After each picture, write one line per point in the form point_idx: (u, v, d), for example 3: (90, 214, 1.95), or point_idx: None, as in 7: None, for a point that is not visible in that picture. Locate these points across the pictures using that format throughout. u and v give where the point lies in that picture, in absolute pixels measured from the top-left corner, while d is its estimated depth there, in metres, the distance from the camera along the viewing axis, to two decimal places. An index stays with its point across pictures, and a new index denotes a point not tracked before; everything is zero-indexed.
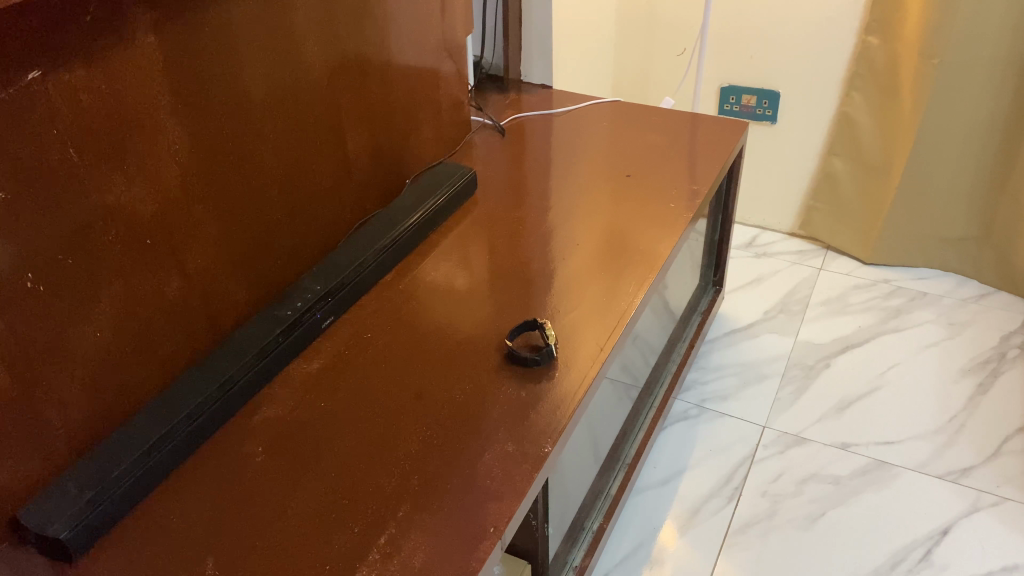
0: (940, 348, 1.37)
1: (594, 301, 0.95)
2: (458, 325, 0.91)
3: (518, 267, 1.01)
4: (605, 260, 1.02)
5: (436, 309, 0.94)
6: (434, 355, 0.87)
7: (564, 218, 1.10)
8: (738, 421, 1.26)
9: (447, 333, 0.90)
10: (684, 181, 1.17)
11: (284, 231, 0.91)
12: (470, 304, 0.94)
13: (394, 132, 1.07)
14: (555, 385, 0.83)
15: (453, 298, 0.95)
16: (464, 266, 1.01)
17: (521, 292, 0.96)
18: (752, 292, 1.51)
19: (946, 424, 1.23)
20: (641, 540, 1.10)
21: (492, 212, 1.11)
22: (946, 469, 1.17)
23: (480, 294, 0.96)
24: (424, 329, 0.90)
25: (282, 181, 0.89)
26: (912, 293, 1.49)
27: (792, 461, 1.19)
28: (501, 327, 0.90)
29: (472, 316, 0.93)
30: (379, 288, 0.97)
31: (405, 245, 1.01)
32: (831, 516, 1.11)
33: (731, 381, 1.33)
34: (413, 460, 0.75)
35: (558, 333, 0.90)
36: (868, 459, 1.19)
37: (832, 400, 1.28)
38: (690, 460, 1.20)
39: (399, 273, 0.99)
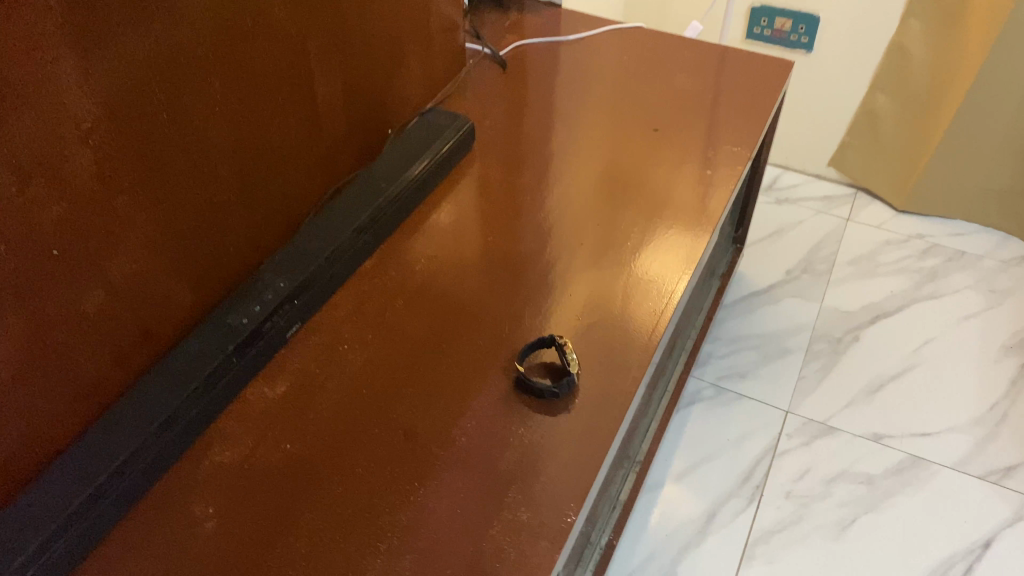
0: (979, 321, 1.23)
1: (618, 300, 0.79)
2: (456, 333, 0.75)
3: (526, 252, 0.83)
4: (631, 243, 0.85)
5: (429, 309, 0.77)
6: (427, 377, 0.70)
7: (580, 186, 0.92)
8: (758, 404, 1.13)
9: (443, 345, 0.73)
10: (720, 139, 0.99)
11: (237, 213, 0.73)
12: (469, 303, 0.78)
13: (374, 74, 0.87)
14: (579, 421, 0.67)
15: (448, 296, 0.78)
16: (462, 252, 0.84)
17: (531, 289, 0.79)
18: (772, 246, 1.35)
19: (986, 414, 1.11)
20: (652, 548, 0.98)
21: (492, 177, 0.93)
22: (987, 468, 1.05)
23: (480, 291, 0.79)
24: (415, 338, 0.74)
25: (234, 152, 0.71)
26: (948, 252, 1.34)
27: (818, 455, 1.07)
28: (509, 338, 0.74)
29: (472, 320, 0.76)
30: (358, 280, 0.80)
31: (388, 222, 0.84)
32: (862, 524, 1.00)
33: (751, 355, 1.19)
34: (402, 531, 0.60)
35: (579, 347, 0.74)
36: (903, 454, 1.07)
37: (862, 382, 1.15)
38: (707, 452, 1.07)
39: (383, 258, 0.82)
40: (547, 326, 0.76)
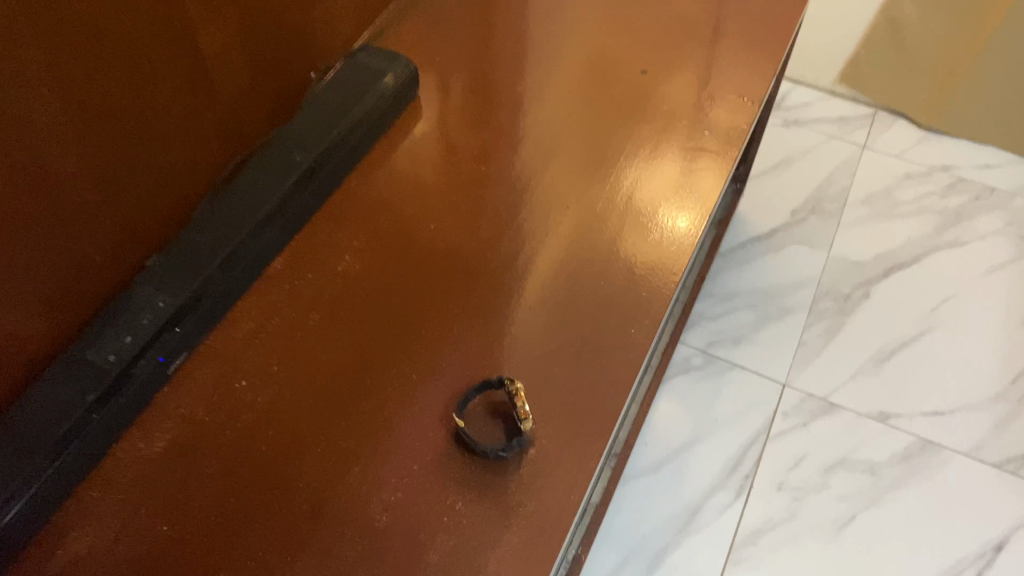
0: (1007, 273, 1.08)
1: (586, 311, 0.63)
2: (384, 360, 0.60)
3: (477, 241, 0.67)
4: (610, 230, 0.69)
5: (353, 324, 0.62)
6: (344, 429, 0.57)
7: (550, 147, 0.74)
8: (752, 376, 1.00)
9: (367, 378, 0.59)
10: (725, 78, 0.80)
11: (99, 216, 0.56)
12: (403, 316, 0.63)
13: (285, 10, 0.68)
14: (534, 493, 0.54)
15: (377, 306, 0.63)
16: (398, 239, 0.68)
17: (480, 294, 0.64)
18: (778, 179, 1.19)
19: (1008, 389, 0.99)
20: (627, 553, 0.88)
21: (439, 135, 0.76)
22: (1005, 455, 0.94)
23: (418, 297, 0.64)
24: (331, 368, 0.60)
25: (87, 141, 0.53)
26: (976, 188, 1.17)
27: (818, 438, 0.95)
28: (449, 366, 0.60)
29: (405, 339, 0.61)
30: (266, 285, 0.64)
31: (303, 202, 0.67)
32: (862, 521, 0.89)
33: (747, 316, 1.05)
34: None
35: (537, 386, 0.59)
36: (912, 437, 0.95)
37: (870, 350, 1.02)
38: (692, 434, 0.95)
39: (298, 252, 0.66)
40: (498, 351, 0.61)
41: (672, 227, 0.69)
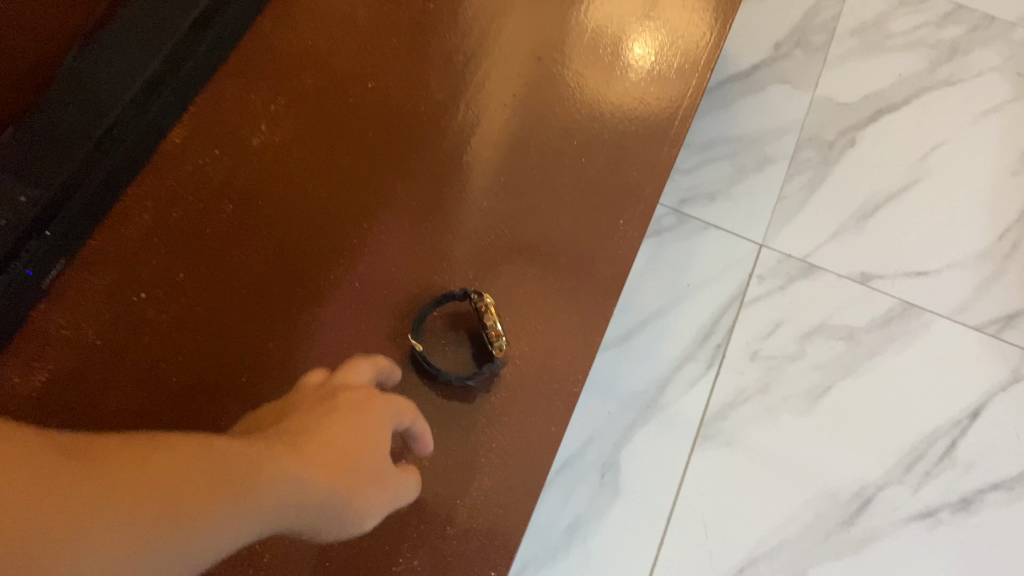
0: (1003, 115, 0.99)
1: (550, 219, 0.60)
2: (302, 271, 0.56)
3: (406, 128, 0.62)
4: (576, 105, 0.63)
5: (264, 229, 0.57)
6: (262, 354, 0.54)
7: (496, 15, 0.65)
8: (727, 236, 0.92)
9: (285, 295, 0.56)
10: None
11: None
12: (321, 217, 0.58)
13: None
14: (507, 432, 0.54)
15: (291, 206, 0.58)
16: (308, 122, 0.61)
17: (408, 193, 0.60)
18: (759, 6, 1.04)
19: (994, 246, 0.92)
20: (592, 432, 0.84)
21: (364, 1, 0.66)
22: (987, 317, 0.89)
23: (339, 197, 0.59)
24: (243, 282, 0.56)
25: None
26: (976, 16, 1.05)
27: (796, 302, 0.89)
28: (375, 279, 0.57)
29: (324, 248, 0.58)
30: (156, 175, 0.57)
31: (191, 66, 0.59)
32: (837, 391, 0.85)
33: (723, 169, 0.95)
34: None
35: (502, 301, 0.57)
36: (893, 300, 0.89)
37: (852, 206, 0.94)
38: (661, 302, 0.89)
39: (193, 136, 0.59)
40: (438, 251, 0.58)
41: (623, 50, 0.65)
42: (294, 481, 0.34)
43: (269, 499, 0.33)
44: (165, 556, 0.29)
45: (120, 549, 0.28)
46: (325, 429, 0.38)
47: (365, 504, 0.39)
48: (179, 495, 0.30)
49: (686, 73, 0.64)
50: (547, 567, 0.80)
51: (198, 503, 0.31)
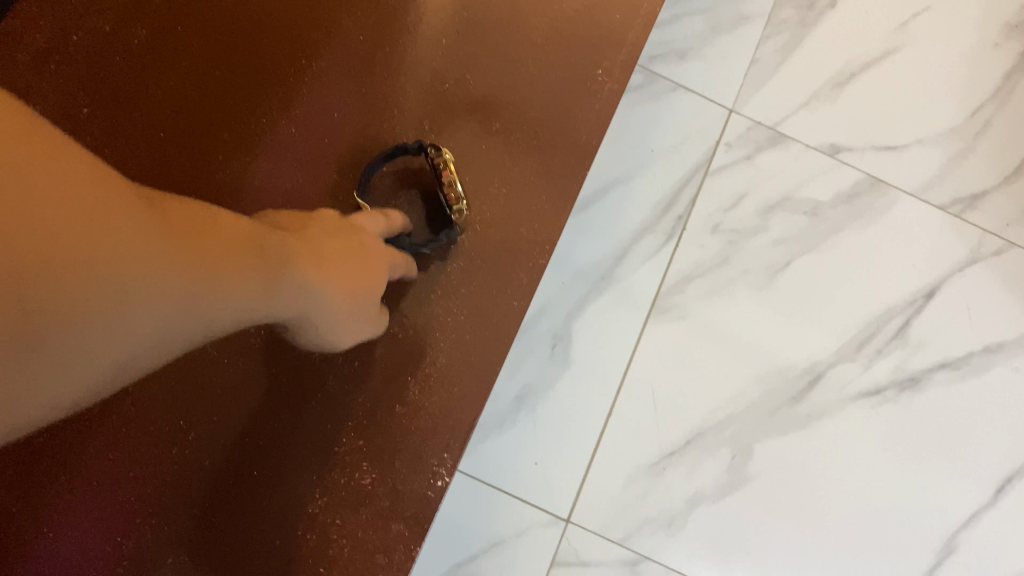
0: None
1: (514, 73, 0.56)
2: (227, 107, 0.52)
3: None
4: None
5: (184, 56, 0.52)
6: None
7: None
8: (695, 99, 0.86)
9: (211, 135, 0.51)
10: None
11: None
12: (249, 44, 0.53)
13: None
14: (462, 305, 0.54)
15: (214, 33, 0.52)
16: None
17: (354, 24, 0.55)
18: None
19: (966, 122, 0.89)
20: (544, 302, 0.81)
21: None
22: (952, 196, 0.87)
23: (272, 23, 0.53)
24: (158, 120, 0.50)
25: None
26: None
27: (761, 174, 0.85)
28: (320, 122, 0.53)
29: (251, 85, 0.52)
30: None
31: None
32: (796, 267, 0.83)
33: (697, 24, 0.88)
34: (195, 470, 0.49)
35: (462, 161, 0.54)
36: (860, 175, 0.86)
37: (827, 73, 0.88)
38: (622, 169, 0.84)
39: None
40: (381, 99, 0.54)
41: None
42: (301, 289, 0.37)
43: (283, 298, 0.36)
44: (223, 310, 0.32)
45: (177, 303, 0.30)
46: (344, 253, 0.41)
47: (349, 328, 0.43)
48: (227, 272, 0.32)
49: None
50: (492, 438, 0.79)
51: (243, 282, 0.33)
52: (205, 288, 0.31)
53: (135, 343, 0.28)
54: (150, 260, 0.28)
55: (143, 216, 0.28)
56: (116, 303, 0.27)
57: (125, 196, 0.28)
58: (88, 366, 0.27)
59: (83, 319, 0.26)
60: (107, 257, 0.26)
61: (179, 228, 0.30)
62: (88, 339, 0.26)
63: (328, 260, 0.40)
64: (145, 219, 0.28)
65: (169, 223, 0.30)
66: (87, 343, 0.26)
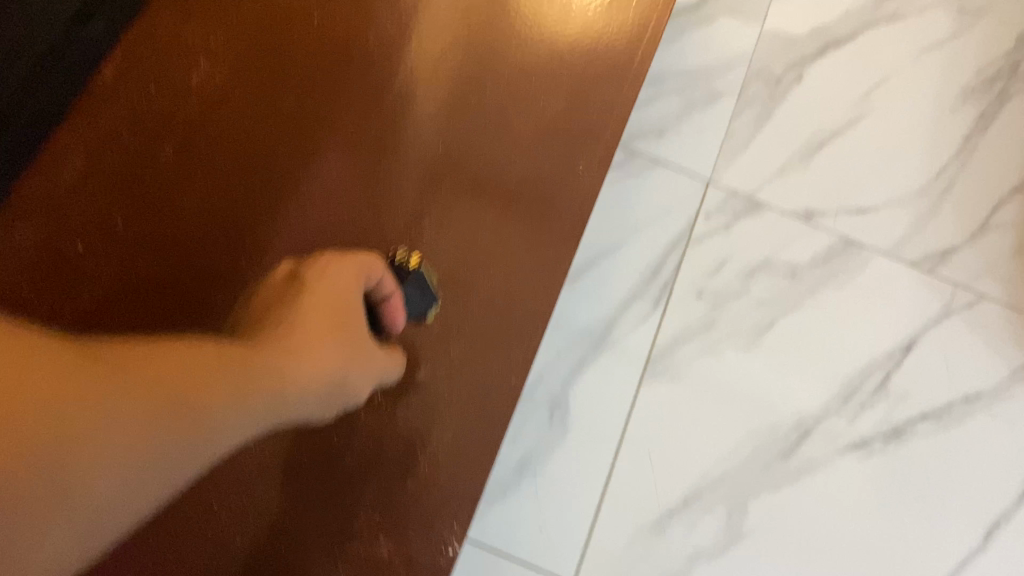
0: (944, 53, 1.00)
1: (514, 171, 0.59)
2: (246, 210, 0.55)
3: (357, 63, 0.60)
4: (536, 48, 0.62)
5: (205, 166, 0.56)
6: (206, 306, 0.53)
7: None
8: (674, 173, 0.91)
9: (232, 237, 0.55)
10: None
11: None
12: (265, 151, 0.57)
13: None
14: (465, 381, 0.55)
15: (231, 144, 0.56)
16: (249, 54, 0.59)
17: (360, 129, 0.58)
18: None
19: (932, 183, 0.94)
20: (540, 371, 0.84)
21: None
22: (922, 253, 0.91)
23: (281, 131, 0.57)
24: (181, 228, 0.54)
25: None
26: None
27: (739, 241, 0.90)
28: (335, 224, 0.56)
29: (264, 187, 0.56)
30: (87, 117, 0.55)
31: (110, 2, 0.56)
32: (779, 327, 0.87)
33: (672, 102, 0.94)
34: (223, 549, 0.51)
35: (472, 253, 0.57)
36: (834, 237, 0.91)
37: (798, 143, 0.94)
38: (608, 241, 0.88)
39: (125, 74, 0.57)
40: (390, 195, 0.57)
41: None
42: (274, 384, 0.40)
43: (260, 401, 0.39)
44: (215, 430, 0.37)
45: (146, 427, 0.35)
46: (301, 322, 0.44)
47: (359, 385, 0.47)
48: (180, 394, 0.36)
49: (646, 8, 0.63)
50: (497, 505, 0.82)
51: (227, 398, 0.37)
52: (182, 412, 0.36)
53: (128, 476, 0.34)
54: (115, 406, 0.34)
55: (102, 376, 0.34)
56: (93, 450, 0.33)
57: (79, 354, 0.35)
58: (65, 513, 0.31)
59: (60, 471, 0.31)
60: (67, 409, 0.32)
61: (150, 373, 0.36)
62: (73, 483, 0.32)
63: (314, 343, 0.44)
64: (112, 379, 0.35)
65: (142, 372, 0.36)
66: (53, 493, 0.31)
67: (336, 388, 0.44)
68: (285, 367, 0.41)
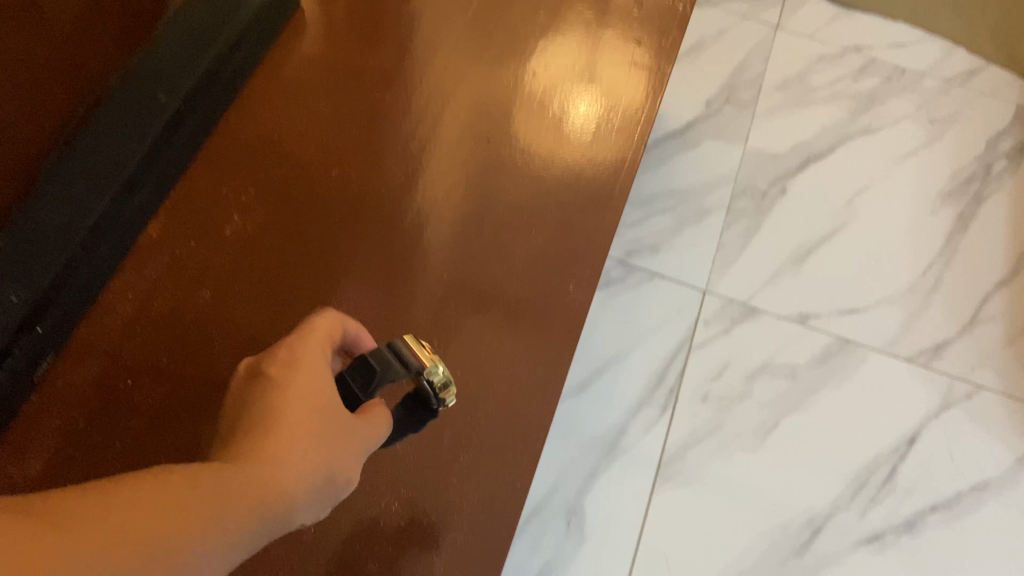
0: (918, 160, 1.07)
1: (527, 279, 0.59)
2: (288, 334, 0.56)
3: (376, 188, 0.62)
4: (534, 163, 0.63)
5: (249, 296, 0.57)
6: None
7: (455, 77, 0.67)
8: (672, 285, 0.97)
9: None
10: None
11: None
12: (304, 276, 0.58)
13: None
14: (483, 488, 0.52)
15: (271, 272, 0.58)
16: (289, 187, 0.61)
17: (386, 252, 0.60)
18: (691, 68, 1.11)
19: (919, 281, 0.99)
20: (555, 480, 0.88)
21: (321, 70, 0.66)
22: (917, 348, 0.95)
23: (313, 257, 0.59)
24: (214, 375, 0.54)
25: None
26: (888, 70, 1.13)
27: (739, 346, 0.94)
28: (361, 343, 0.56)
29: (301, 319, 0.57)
30: (139, 261, 0.57)
31: (167, 160, 0.59)
32: (784, 426, 0.91)
33: (665, 220, 1.01)
34: None
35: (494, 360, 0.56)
36: (830, 337, 0.95)
37: (788, 250, 1.00)
38: (613, 352, 0.94)
39: (174, 217, 0.59)
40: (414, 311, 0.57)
41: (568, 108, 0.66)
42: (248, 504, 0.35)
43: (249, 518, 0.35)
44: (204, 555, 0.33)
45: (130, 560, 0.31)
46: (276, 423, 0.38)
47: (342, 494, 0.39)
48: (138, 535, 0.31)
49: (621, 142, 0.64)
50: None
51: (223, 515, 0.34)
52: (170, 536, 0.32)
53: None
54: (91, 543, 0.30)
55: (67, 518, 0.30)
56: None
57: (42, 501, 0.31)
58: None
59: None
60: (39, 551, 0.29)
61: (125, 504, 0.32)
62: None
63: (302, 435, 0.39)
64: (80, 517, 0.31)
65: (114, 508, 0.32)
66: None
67: (324, 488, 0.39)
68: (266, 481, 0.36)
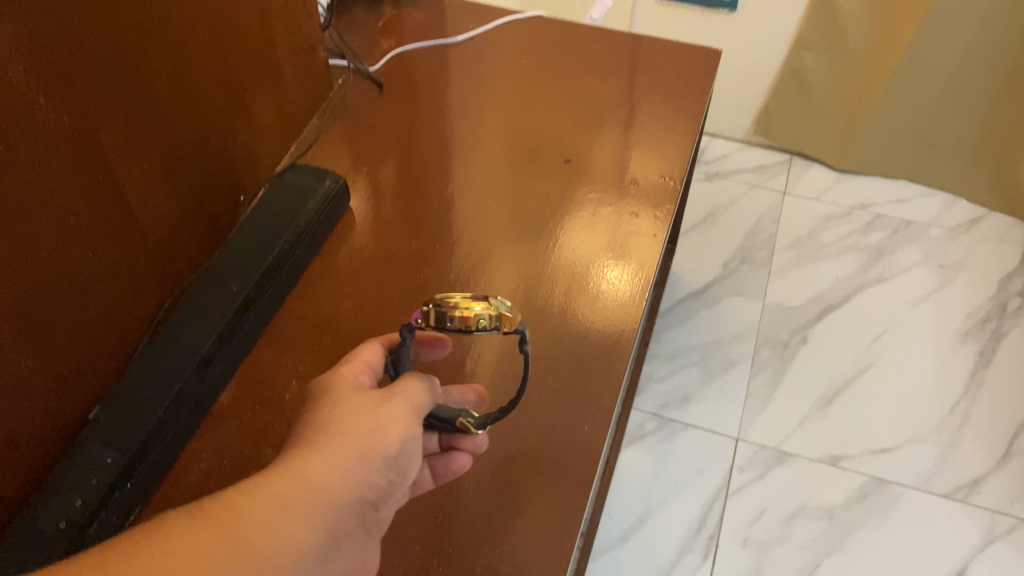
0: (933, 305, 1.13)
1: (548, 427, 0.66)
2: None
3: None
4: (554, 321, 0.72)
5: None
6: None
7: (482, 251, 0.77)
8: (704, 434, 1.02)
9: None
10: (629, 165, 0.84)
11: (65, 361, 0.56)
12: None
13: (211, 155, 0.70)
14: None
15: None
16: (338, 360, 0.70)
17: None
18: (709, 234, 1.22)
19: (947, 418, 1.02)
20: None
21: (367, 255, 0.78)
22: (953, 484, 0.97)
23: None
24: None
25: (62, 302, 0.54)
26: (894, 223, 1.23)
27: (774, 490, 0.97)
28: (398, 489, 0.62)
29: None
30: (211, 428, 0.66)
31: (240, 339, 0.69)
32: (826, 568, 0.92)
33: (693, 372, 1.07)
34: None
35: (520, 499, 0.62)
36: (864, 478, 0.98)
37: (814, 395, 1.05)
38: (652, 502, 0.97)
39: (241, 389, 0.68)
40: None
41: (593, 267, 0.76)
42: (270, 497, 0.36)
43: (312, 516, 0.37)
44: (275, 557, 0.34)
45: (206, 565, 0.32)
46: (314, 434, 0.40)
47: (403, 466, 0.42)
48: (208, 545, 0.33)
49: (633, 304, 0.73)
50: None
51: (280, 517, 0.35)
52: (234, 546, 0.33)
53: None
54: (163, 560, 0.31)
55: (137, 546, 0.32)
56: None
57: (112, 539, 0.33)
58: None
59: None
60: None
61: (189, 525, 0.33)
62: None
63: (348, 437, 0.40)
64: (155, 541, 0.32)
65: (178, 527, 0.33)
66: None
67: (363, 476, 0.40)
68: (306, 473, 0.38)
